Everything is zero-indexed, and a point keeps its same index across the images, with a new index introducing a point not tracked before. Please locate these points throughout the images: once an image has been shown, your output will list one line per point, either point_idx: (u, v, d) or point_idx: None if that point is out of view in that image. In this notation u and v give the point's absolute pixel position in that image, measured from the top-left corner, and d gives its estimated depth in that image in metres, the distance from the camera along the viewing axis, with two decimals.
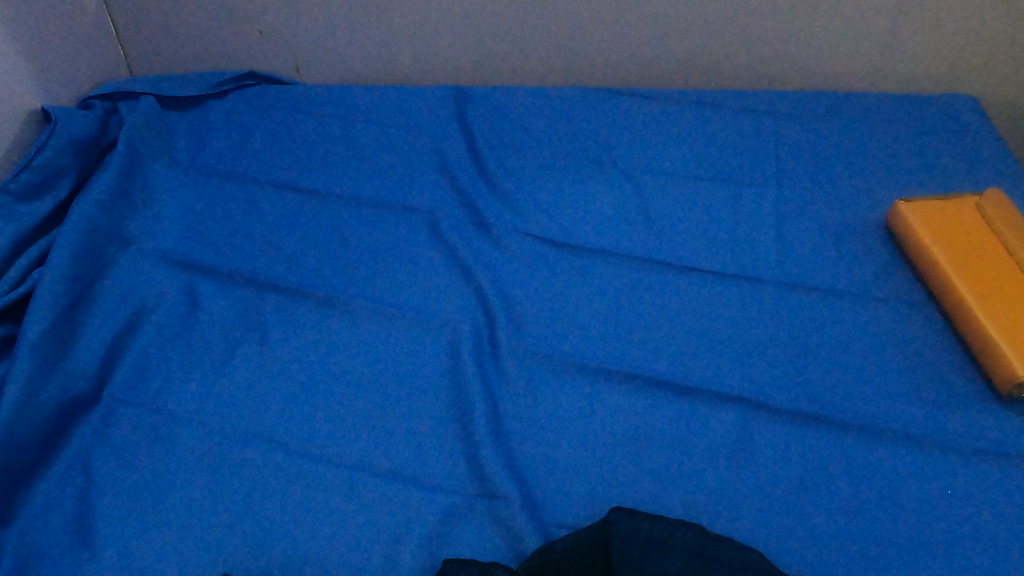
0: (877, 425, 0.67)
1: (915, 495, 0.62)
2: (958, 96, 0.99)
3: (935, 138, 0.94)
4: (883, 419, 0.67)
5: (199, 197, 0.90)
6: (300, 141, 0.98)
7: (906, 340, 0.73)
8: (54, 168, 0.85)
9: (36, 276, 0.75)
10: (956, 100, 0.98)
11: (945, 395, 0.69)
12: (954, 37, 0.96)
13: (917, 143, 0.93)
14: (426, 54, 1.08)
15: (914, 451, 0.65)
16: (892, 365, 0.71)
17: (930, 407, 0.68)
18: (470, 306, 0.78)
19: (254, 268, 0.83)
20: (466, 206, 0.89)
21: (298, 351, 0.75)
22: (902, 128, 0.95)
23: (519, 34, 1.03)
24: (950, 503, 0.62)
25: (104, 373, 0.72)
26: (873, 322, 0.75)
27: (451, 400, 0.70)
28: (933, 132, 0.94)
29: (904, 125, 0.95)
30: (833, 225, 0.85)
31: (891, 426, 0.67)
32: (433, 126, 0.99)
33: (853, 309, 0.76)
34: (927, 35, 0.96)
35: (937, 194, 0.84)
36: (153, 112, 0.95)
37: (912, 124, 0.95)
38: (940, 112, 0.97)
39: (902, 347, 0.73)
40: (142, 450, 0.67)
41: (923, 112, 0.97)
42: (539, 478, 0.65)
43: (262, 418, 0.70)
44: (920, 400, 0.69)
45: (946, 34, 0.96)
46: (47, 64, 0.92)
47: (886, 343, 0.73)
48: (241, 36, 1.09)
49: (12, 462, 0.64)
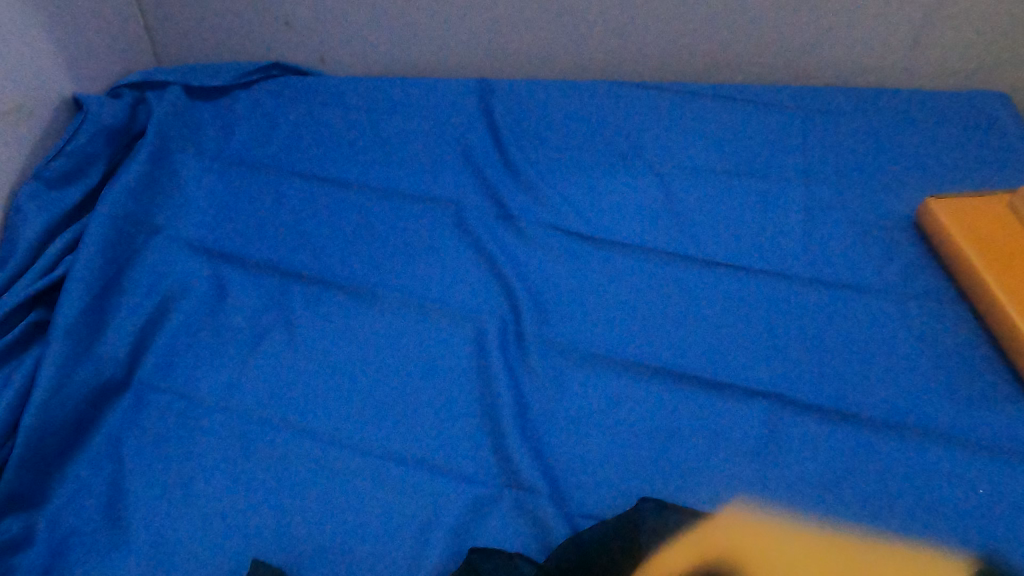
0: (907, 425, 0.66)
1: (948, 496, 0.61)
2: (992, 93, 0.97)
3: (968, 134, 0.92)
4: (913, 417, 0.66)
5: (225, 185, 0.91)
6: (324, 132, 0.98)
7: (938, 339, 0.72)
8: (84, 156, 0.86)
9: (68, 263, 0.76)
10: (990, 95, 0.96)
11: (977, 395, 0.67)
12: (987, 32, 0.94)
13: (949, 139, 0.91)
14: (449, 47, 1.08)
15: (946, 451, 0.64)
16: (924, 364, 0.70)
17: (962, 407, 0.67)
18: (494, 298, 0.78)
19: (279, 257, 0.83)
20: (490, 197, 0.89)
21: (321, 342, 0.75)
22: (934, 124, 0.93)
23: (543, 25, 1.02)
24: (981, 501, 0.61)
25: (134, 359, 0.73)
26: (903, 319, 0.74)
27: (475, 391, 0.70)
28: (965, 128, 0.92)
29: (935, 120, 0.94)
30: (862, 221, 0.83)
31: (921, 425, 0.66)
32: (457, 117, 0.99)
33: (883, 305, 0.75)
34: (959, 29, 0.94)
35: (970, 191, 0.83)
36: (181, 101, 0.96)
37: (944, 119, 0.94)
38: (973, 108, 0.95)
39: (934, 345, 0.71)
40: (170, 435, 0.68)
41: (955, 108, 0.95)
42: (563, 473, 0.65)
43: (289, 407, 0.70)
44: (950, 398, 0.68)
45: (981, 29, 0.94)
46: (77, 54, 0.94)
47: (917, 342, 0.72)
48: (266, 27, 1.10)
49: (46, 446, 0.65)
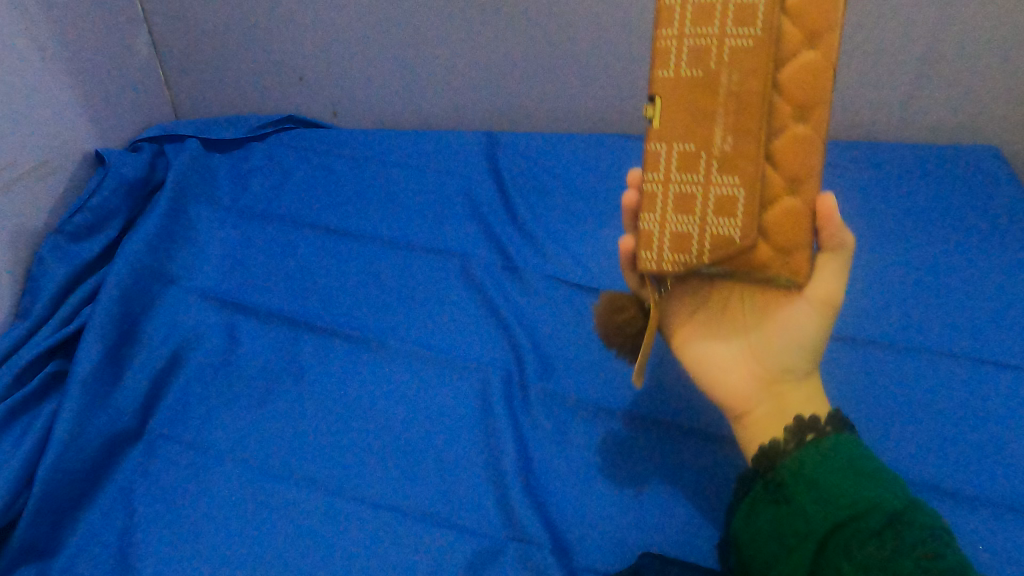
0: (918, 477, 0.65)
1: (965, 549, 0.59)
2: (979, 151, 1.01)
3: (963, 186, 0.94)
4: (924, 469, 0.65)
5: (239, 235, 0.94)
6: (335, 183, 1.02)
7: (946, 390, 0.71)
8: (105, 209, 0.90)
9: (86, 314, 0.79)
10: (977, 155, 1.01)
11: (989, 446, 0.66)
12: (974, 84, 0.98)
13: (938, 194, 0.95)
14: (454, 106, 1.13)
15: (957, 504, 0.63)
16: (932, 415, 0.69)
17: (971, 459, 0.66)
18: (499, 347, 0.80)
19: (291, 307, 0.85)
20: (495, 248, 0.92)
21: (328, 390, 0.77)
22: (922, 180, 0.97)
23: (544, 85, 1.08)
24: (1000, 556, 0.59)
25: (148, 408, 0.75)
26: (910, 367, 0.74)
27: (480, 442, 0.71)
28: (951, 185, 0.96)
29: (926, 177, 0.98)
30: (862, 274, 0.84)
31: (931, 477, 0.65)
32: (462, 170, 1.03)
33: (889, 357, 0.75)
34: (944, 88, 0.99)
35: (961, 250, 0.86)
36: (197, 153, 1.02)
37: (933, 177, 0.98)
38: (961, 168, 0.99)
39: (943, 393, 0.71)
40: (178, 483, 0.69)
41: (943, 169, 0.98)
42: (567, 526, 0.65)
43: (296, 455, 0.71)
44: (961, 449, 0.66)
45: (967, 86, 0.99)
46: (99, 114, 0.99)
47: (925, 393, 0.71)
48: (280, 85, 1.17)
49: (60, 494, 0.66)
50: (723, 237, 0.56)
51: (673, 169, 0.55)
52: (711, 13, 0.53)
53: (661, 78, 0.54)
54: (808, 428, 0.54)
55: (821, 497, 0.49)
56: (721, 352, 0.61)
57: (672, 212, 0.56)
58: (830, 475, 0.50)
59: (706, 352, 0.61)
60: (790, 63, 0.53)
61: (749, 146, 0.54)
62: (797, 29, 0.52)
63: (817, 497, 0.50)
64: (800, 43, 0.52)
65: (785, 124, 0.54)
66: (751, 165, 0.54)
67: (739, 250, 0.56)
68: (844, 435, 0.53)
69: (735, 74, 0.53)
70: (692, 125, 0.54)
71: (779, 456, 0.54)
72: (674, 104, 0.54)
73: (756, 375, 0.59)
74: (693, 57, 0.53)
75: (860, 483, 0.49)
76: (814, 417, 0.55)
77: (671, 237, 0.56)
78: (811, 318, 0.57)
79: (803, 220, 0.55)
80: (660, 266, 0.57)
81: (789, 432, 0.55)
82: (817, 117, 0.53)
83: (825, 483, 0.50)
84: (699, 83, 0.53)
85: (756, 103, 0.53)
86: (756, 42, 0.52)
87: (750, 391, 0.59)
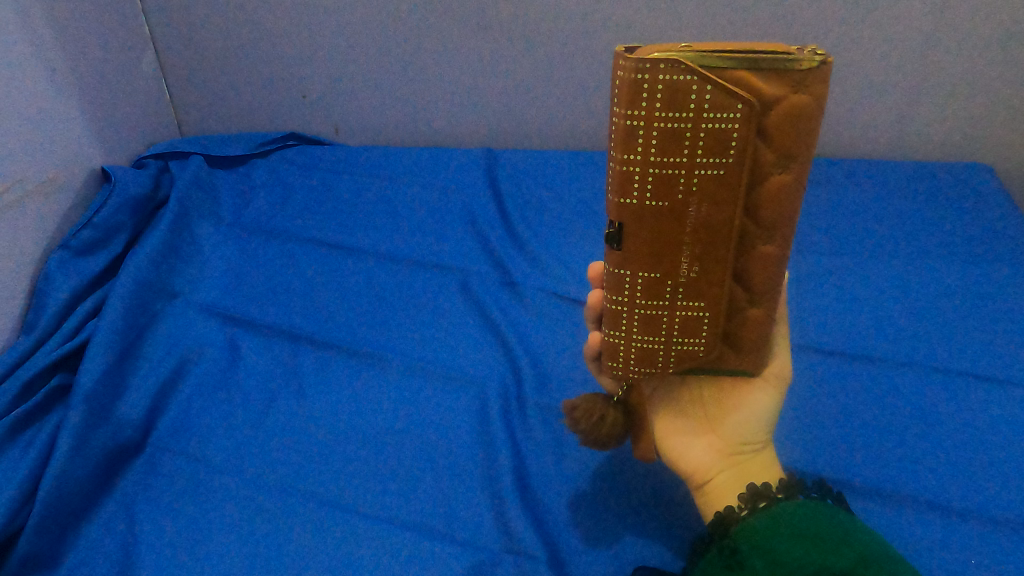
0: (916, 493, 0.64)
1: (964, 562, 0.59)
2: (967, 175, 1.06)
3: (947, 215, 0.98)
4: (921, 485, 0.65)
5: (242, 252, 0.96)
6: (337, 201, 1.04)
7: (940, 406, 0.72)
8: (111, 226, 0.92)
9: (90, 329, 0.81)
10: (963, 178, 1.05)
11: (986, 461, 0.66)
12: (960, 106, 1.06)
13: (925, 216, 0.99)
14: (455, 125, 1.15)
15: (956, 518, 0.62)
16: (927, 430, 0.69)
17: (969, 471, 0.65)
18: (497, 362, 0.81)
19: (291, 321, 0.87)
20: (494, 265, 0.93)
21: (328, 404, 0.77)
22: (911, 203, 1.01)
23: (543, 108, 1.10)
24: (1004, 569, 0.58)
25: (149, 422, 0.76)
26: (904, 384, 0.74)
27: (477, 455, 0.71)
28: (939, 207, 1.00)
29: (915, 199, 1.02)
30: (855, 291, 0.88)
31: (927, 492, 0.64)
32: (462, 188, 1.04)
33: (884, 373, 0.76)
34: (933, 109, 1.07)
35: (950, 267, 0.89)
36: (201, 169, 1.04)
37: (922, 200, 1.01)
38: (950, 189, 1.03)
39: (937, 409, 0.71)
40: (178, 496, 0.69)
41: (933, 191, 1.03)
42: (563, 540, 0.64)
43: (296, 468, 0.72)
44: (957, 463, 0.66)
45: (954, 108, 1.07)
46: (105, 131, 1.01)
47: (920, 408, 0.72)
48: (283, 103, 1.19)
49: (61, 506, 0.66)
50: (690, 352, 0.56)
51: (640, 292, 0.54)
52: (681, 142, 0.48)
53: (624, 206, 0.51)
54: (762, 495, 0.51)
55: (774, 564, 0.45)
56: (680, 432, 0.60)
57: (638, 329, 0.56)
58: (783, 541, 0.46)
59: (667, 431, 0.61)
60: (761, 186, 0.49)
61: (714, 268, 0.52)
62: (772, 155, 0.48)
63: (769, 564, 0.46)
64: (772, 164, 0.49)
65: (751, 246, 0.52)
66: (717, 290, 0.53)
67: (705, 360, 0.57)
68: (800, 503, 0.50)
69: (702, 205, 0.50)
70: (658, 256, 0.52)
71: (732, 524, 0.50)
72: (637, 233, 0.51)
73: (716, 449, 0.58)
74: (659, 186, 0.49)
75: (812, 550, 0.45)
76: (769, 485, 0.51)
77: (641, 354, 0.57)
78: (763, 392, 0.58)
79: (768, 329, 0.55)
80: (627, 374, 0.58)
81: (743, 499, 0.51)
82: (782, 237, 0.51)
83: (777, 549, 0.46)
84: (664, 218, 0.50)
85: (725, 234, 0.51)
86: (727, 169, 0.49)
87: (712, 462, 0.57)
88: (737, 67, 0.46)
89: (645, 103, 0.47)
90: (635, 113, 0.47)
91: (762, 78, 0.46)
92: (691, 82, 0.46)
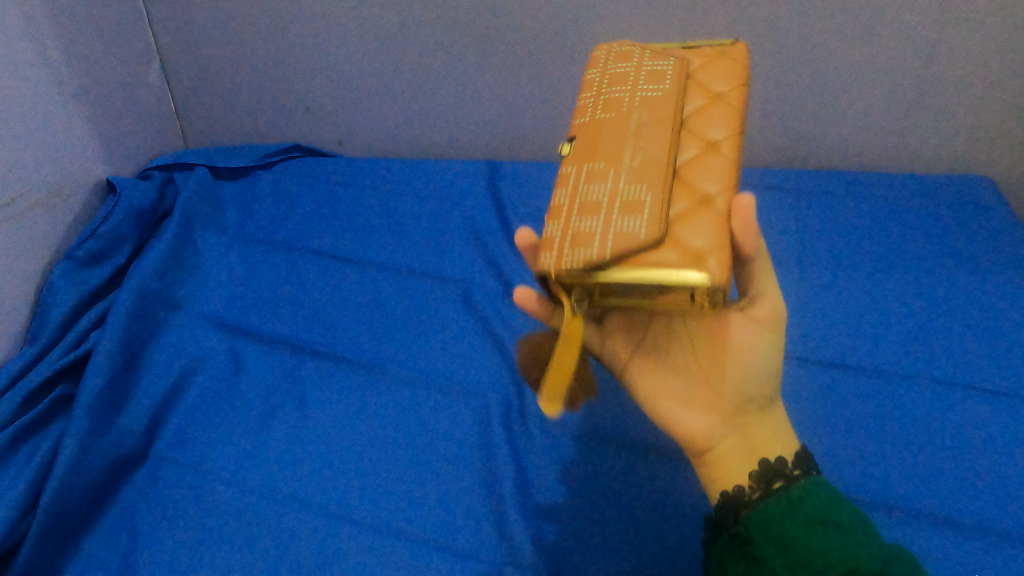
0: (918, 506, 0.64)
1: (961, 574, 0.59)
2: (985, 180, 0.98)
3: (961, 218, 0.92)
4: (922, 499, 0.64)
5: (245, 262, 0.96)
6: (340, 211, 1.05)
7: (948, 420, 0.69)
8: (115, 237, 0.92)
9: (93, 339, 0.81)
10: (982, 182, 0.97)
11: (991, 475, 0.65)
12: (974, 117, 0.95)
13: (935, 219, 0.92)
14: (457, 134, 1.16)
15: (958, 534, 0.62)
16: (935, 444, 0.68)
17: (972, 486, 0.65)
18: (499, 372, 0.81)
19: (294, 332, 0.87)
20: (495, 275, 0.93)
21: (329, 414, 0.77)
22: (923, 207, 0.94)
23: (545, 118, 1.10)
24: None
25: (152, 433, 0.76)
26: (914, 398, 0.71)
27: (479, 466, 0.71)
28: (955, 213, 0.93)
29: (927, 204, 0.94)
30: (864, 304, 0.82)
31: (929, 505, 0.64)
32: (464, 198, 1.05)
33: (894, 386, 0.73)
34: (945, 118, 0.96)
35: (968, 283, 0.82)
36: (206, 181, 1.05)
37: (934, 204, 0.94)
38: (965, 193, 0.96)
39: (943, 423, 0.69)
40: (179, 507, 0.69)
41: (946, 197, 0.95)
42: (564, 551, 0.64)
43: (297, 479, 0.71)
44: (963, 476, 0.65)
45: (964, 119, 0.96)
46: (112, 143, 1.02)
47: (928, 421, 0.70)
48: (288, 113, 1.20)
49: (64, 516, 0.67)
50: (628, 233, 0.50)
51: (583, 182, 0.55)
52: (626, 78, 0.60)
53: (578, 123, 0.59)
54: (775, 474, 0.52)
55: (794, 562, 0.47)
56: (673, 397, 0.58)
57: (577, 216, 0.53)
58: (801, 533, 0.47)
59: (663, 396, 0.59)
60: (697, 106, 0.57)
61: (656, 160, 0.53)
62: (703, 86, 0.58)
63: (789, 558, 0.47)
64: (706, 92, 0.57)
65: (694, 150, 0.54)
66: (658, 173, 0.53)
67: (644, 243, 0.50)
68: (812, 481, 0.51)
69: (644, 110, 0.56)
70: (602, 150, 0.56)
71: (747, 504, 0.52)
72: (586, 137, 0.58)
73: (714, 410, 0.56)
74: (607, 105, 0.58)
75: (831, 535, 0.47)
76: (782, 462, 0.52)
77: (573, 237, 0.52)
78: (753, 337, 0.54)
79: (717, 221, 0.50)
80: (558, 263, 0.52)
81: (755, 479, 0.52)
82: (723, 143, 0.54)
83: (796, 540, 0.47)
84: (616, 122, 0.56)
85: (663, 128, 0.55)
86: (665, 90, 0.57)
87: (715, 425, 0.56)
88: (674, 49, 0.62)
89: (603, 65, 0.63)
90: (594, 73, 0.63)
91: (694, 49, 0.61)
92: (634, 50, 0.62)
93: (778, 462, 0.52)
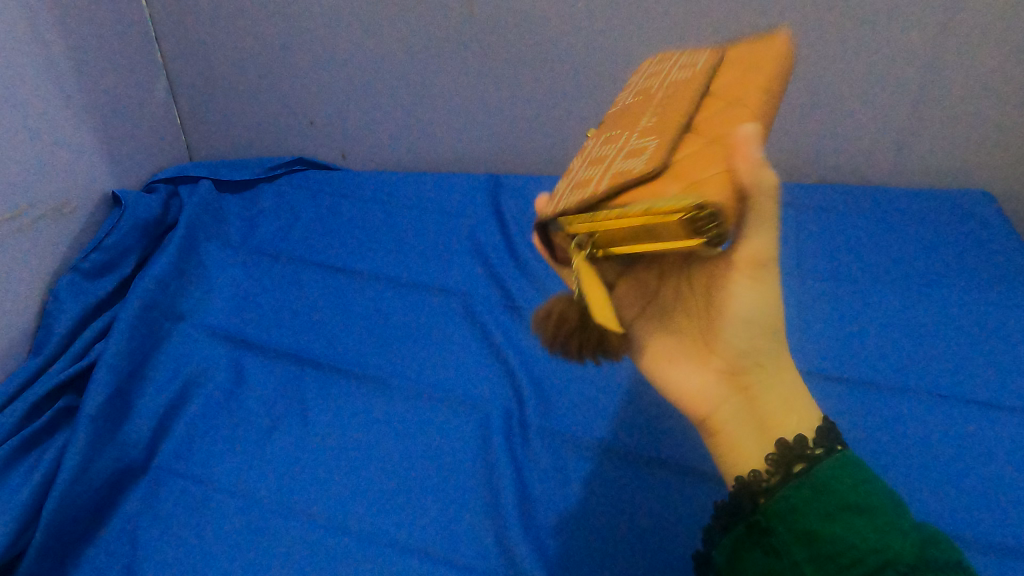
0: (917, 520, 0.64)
1: None
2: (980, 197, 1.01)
3: (954, 237, 0.95)
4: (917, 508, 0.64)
5: (248, 274, 0.97)
6: (343, 223, 1.06)
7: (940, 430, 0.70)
8: (121, 249, 0.93)
9: (98, 350, 0.82)
10: (976, 199, 1.01)
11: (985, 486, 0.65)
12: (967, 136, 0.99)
13: (926, 231, 0.97)
14: (459, 148, 1.17)
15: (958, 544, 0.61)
16: (930, 454, 0.68)
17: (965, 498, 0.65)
18: (499, 384, 0.81)
19: (296, 343, 0.87)
20: (496, 288, 0.94)
21: (331, 426, 0.78)
22: (916, 222, 0.98)
23: (546, 133, 1.12)
24: None
25: (155, 444, 0.76)
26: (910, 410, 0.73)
27: (479, 478, 0.72)
28: (948, 230, 0.96)
29: (921, 222, 0.98)
30: (861, 314, 0.85)
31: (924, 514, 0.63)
32: (466, 213, 1.06)
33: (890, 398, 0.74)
34: (940, 135, 1.00)
35: (960, 295, 0.86)
36: (210, 194, 1.06)
37: (925, 221, 0.98)
38: (959, 210, 1.00)
39: (937, 433, 0.70)
40: (181, 518, 0.70)
41: (939, 214, 0.99)
42: (564, 563, 0.64)
43: (299, 491, 0.72)
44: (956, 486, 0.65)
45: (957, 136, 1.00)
46: (118, 156, 1.04)
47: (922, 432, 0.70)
48: (293, 128, 1.21)
49: (65, 527, 0.67)
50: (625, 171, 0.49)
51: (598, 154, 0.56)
52: (656, 78, 0.60)
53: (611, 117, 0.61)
54: (795, 458, 0.47)
55: (818, 555, 0.42)
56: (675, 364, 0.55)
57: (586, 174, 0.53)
58: (826, 522, 0.43)
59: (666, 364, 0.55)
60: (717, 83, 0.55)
61: (669, 120, 0.52)
62: (732, 66, 0.54)
63: (812, 555, 0.43)
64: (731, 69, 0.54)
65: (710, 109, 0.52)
66: (667, 130, 0.51)
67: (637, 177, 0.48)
68: (835, 462, 0.46)
69: (664, 93, 0.56)
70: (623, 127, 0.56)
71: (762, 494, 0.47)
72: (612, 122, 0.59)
73: (714, 374, 0.53)
74: (638, 98, 0.60)
75: (856, 529, 0.42)
76: (801, 442, 0.47)
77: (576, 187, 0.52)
78: (744, 290, 0.49)
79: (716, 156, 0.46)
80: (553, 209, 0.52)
81: (773, 463, 0.48)
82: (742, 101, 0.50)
83: (818, 535, 0.43)
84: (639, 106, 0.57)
85: (679, 99, 0.54)
86: (689, 76, 0.56)
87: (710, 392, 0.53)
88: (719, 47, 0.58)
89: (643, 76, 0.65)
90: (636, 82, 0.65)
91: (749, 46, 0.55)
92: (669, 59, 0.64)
93: (795, 442, 0.48)
